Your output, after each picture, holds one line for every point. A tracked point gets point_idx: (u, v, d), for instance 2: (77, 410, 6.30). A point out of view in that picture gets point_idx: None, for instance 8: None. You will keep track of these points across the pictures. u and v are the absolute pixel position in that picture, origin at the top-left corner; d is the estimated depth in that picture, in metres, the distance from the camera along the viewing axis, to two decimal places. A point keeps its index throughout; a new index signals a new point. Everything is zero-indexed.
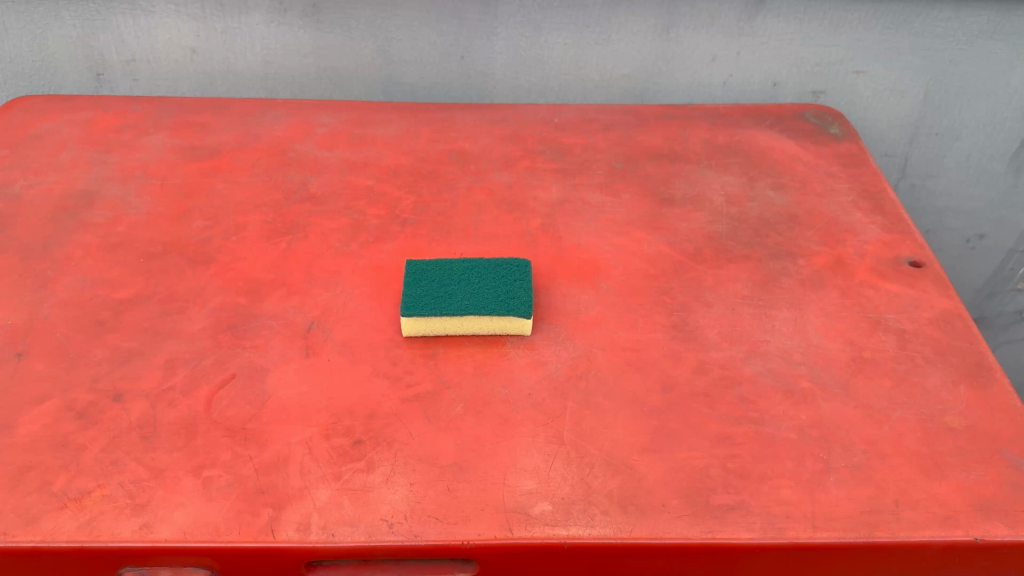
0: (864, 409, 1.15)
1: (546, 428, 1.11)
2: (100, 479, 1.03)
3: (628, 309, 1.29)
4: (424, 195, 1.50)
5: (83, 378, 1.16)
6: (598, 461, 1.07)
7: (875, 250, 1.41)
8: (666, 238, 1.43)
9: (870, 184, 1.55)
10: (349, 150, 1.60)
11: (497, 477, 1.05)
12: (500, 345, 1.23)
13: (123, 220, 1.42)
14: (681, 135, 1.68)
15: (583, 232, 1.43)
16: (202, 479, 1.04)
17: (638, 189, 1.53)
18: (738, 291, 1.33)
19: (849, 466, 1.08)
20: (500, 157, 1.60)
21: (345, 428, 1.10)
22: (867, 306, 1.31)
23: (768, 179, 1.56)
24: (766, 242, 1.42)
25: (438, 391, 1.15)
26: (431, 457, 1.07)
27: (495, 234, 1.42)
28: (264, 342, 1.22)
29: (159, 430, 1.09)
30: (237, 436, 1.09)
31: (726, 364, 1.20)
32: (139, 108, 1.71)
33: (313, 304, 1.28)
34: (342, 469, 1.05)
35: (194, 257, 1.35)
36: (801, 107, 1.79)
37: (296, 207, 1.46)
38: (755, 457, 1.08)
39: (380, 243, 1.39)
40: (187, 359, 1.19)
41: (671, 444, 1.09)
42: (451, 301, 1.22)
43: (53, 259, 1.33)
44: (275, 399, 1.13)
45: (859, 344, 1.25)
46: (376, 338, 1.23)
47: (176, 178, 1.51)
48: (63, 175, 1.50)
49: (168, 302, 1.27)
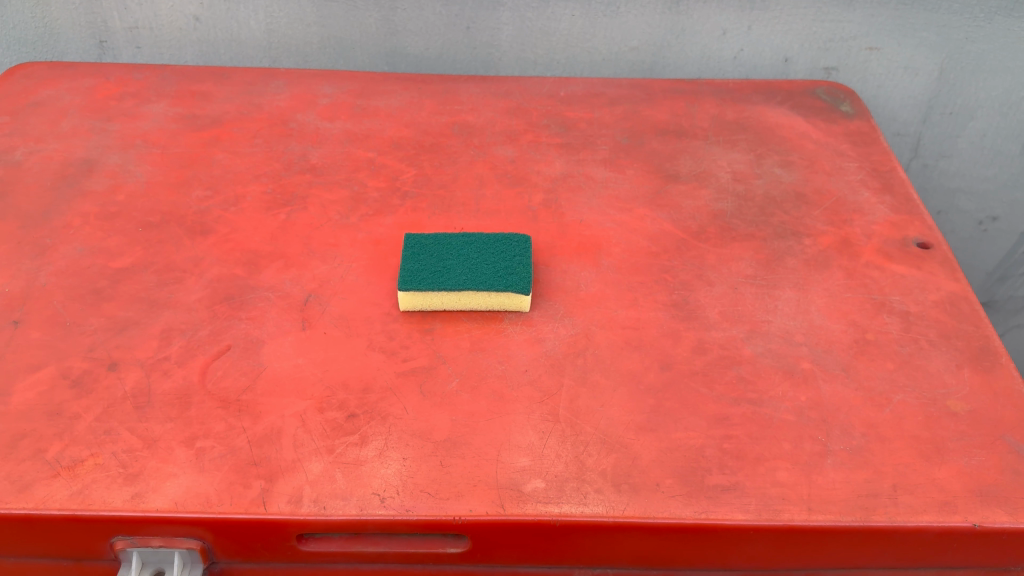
0: (865, 392, 1.14)
1: (541, 405, 1.10)
2: (93, 447, 1.03)
3: (628, 287, 1.27)
4: (425, 168, 1.48)
5: (79, 347, 1.15)
6: (593, 439, 1.06)
7: (882, 230, 1.39)
8: (670, 215, 1.41)
9: (880, 164, 1.53)
10: (351, 122, 1.58)
11: (490, 453, 1.04)
12: (498, 321, 1.22)
13: (122, 189, 1.41)
14: (689, 110, 1.65)
15: (585, 208, 1.42)
16: (195, 449, 1.03)
17: (642, 165, 1.51)
18: (741, 270, 1.31)
19: (848, 449, 1.06)
20: (503, 130, 1.58)
21: (340, 401, 1.10)
22: (872, 288, 1.29)
23: (775, 157, 1.54)
24: (772, 220, 1.40)
25: (434, 366, 1.15)
26: (424, 432, 1.06)
27: (496, 209, 1.41)
28: (260, 314, 1.21)
29: (153, 400, 1.09)
30: (231, 408, 1.08)
31: (727, 344, 1.19)
32: (140, 76, 1.69)
33: (311, 277, 1.27)
34: (335, 442, 1.05)
35: (192, 227, 1.34)
36: (812, 83, 1.75)
37: (296, 178, 1.45)
38: (752, 438, 1.07)
39: (379, 216, 1.38)
40: (182, 329, 1.18)
41: (667, 423, 1.08)
42: (448, 276, 1.20)
43: (51, 227, 1.33)
44: (270, 370, 1.13)
45: (862, 326, 1.23)
46: (373, 311, 1.22)
47: (177, 147, 1.50)
48: (63, 143, 1.49)
49: (165, 272, 1.27)
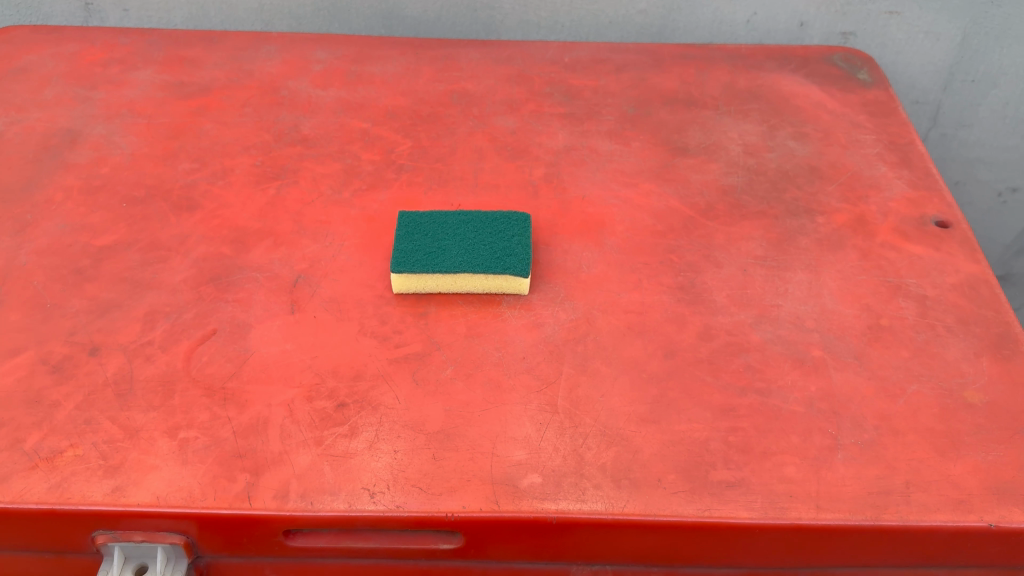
0: (878, 382, 1.09)
1: (539, 395, 1.05)
2: (73, 438, 0.99)
3: (632, 268, 1.22)
4: (422, 140, 1.42)
5: (59, 330, 1.11)
6: (593, 431, 1.01)
7: (899, 208, 1.33)
8: (677, 191, 1.35)
9: (898, 136, 1.46)
10: (345, 90, 1.52)
11: (485, 446, 1.00)
12: (495, 304, 1.17)
13: (107, 161, 1.35)
14: (699, 77, 1.57)
15: (588, 183, 1.36)
16: (178, 441, 0.99)
17: (649, 136, 1.45)
18: (751, 250, 1.25)
19: (859, 443, 1.02)
20: (504, 99, 1.52)
21: (329, 390, 1.05)
22: (887, 270, 1.23)
23: (789, 128, 1.47)
24: (784, 197, 1.34)
25: (427, 353, 1.10)
26: (417, 423, 1.02)
27: (495, 184, 1.35)
28: (247, 296, 1.16)
29: (135, 387, 1.05)
30: (216, 396, 1.04)
31: (734, 330, 1.14)
32: (126, 40, 1.62)
33: (301, 256, 1.22)
34: (324, 434, 1.01)
35: (178, 203, 1.29)
36: (828, 49, 1.67)
37: (287, 150, 1.39)
38: (759, 430, 1.03)
39: (373, 191, 1.33)
40: (167, 312, 1.14)
41: (670, 414, 1.04)
42: (443, 258, 1.15)
43: (33, 202, 1.28)
44: (257, 356, 1.09)
45: (876, 310, 1.17)
46: (365, 294, 1.17)
47: (164, 117, 1.44)
48: (46, 112, 1.43)
49: (150, 251, 1.22)
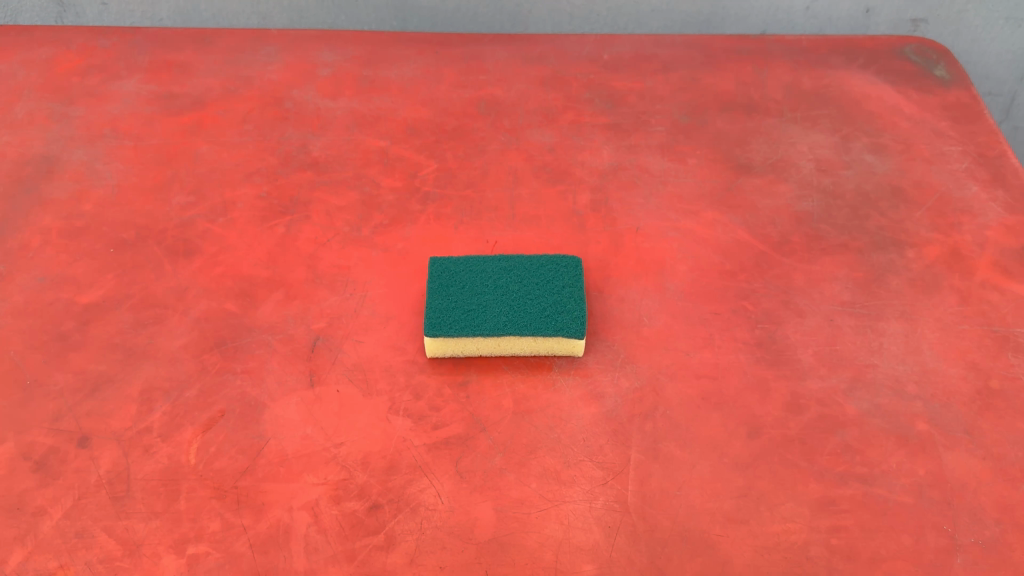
0: (994, 463, 0.93)
1: (606, 489, 0.90)
2: (62, 556, 0.84)
3: (700, 320, 1.06)
4: (448, 160, 1.25)
5: (42, 414, 0.95)
6: (671, 537, 0.87)
7: (999, 237, 1.16)
8: (744, 220, 1.18)
9: (987, 147, 1.28)
10: (358, 99, 1.34)
11: (547, 558, 0.85)
12: (546, 370, 1.00)
13: (89, 195, 1.18)
14: (758, 76, 1.40)
15: (642, 212, 1.19)
16: (186, 558, 0.84)
17: (708, 151, 1.27)
18: (836, 295, 1.09)
19: (979, 543, 0.87)
20: (539, 108, 1.34)
21: (359, 488, 0.90)
22: (991, 316, 1.07)
23: (864, 139, 1.29)
24: (867, 226, 1.17)
25: (471, 436, 0.94)
26: (464, 530, 0.86)
27: (535, 216, 1.18)
28: (258, 365, 1.00)
29: (133, 490, 0.89)
30: (227, 498, 0.89)
31: (826, 400, 0.98)
32: (108, 42, 1.44)
33: (318, 313, 1.05)
34: (355, 548, 0.85)
35: (174, 247, 1.12)
36: (899, 39, 1.49)
37: (295, 176, 1.22)
38: (864, 530, 0.88)
39: (397, 225, 1.16)
40: (166, 389, 0.98)
41: (759, 512, 0.89)
42: (484, 317, 0.99)
43: (4, 248, 1.10)
44: (276, 445, 0.93)
45: (985, 370, 1.01)
46: (394, 360, 1.01)
47: (153, 138, 1.26)
48: (17, 135, 1.25)
49: (143, 309, 1.05)
